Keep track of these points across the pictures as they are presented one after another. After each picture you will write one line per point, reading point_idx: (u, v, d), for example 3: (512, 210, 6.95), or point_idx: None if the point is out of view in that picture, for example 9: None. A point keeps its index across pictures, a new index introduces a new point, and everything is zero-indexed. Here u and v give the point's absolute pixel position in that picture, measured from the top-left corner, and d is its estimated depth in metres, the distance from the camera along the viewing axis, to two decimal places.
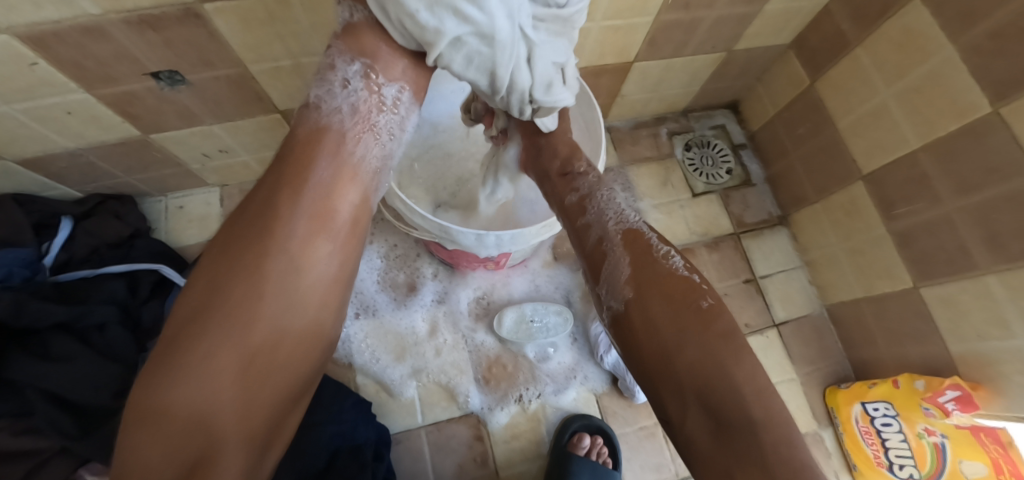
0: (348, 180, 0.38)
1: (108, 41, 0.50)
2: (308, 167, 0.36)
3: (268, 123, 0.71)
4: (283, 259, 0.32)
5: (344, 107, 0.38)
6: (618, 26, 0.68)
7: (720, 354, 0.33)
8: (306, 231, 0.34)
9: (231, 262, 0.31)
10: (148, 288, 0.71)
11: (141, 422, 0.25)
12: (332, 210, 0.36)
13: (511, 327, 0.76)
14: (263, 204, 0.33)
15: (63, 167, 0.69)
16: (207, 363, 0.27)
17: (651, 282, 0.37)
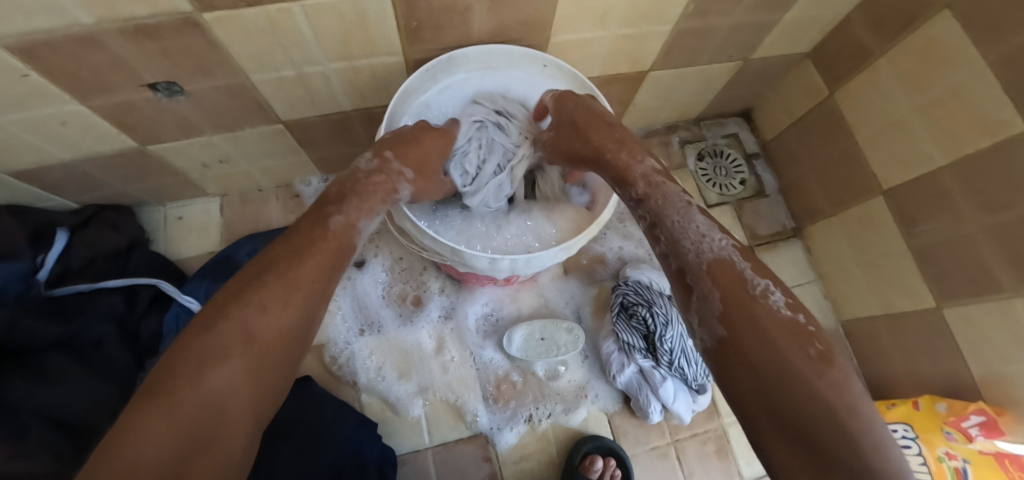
0: (341, 241, 0.41)
1: (102, 51, 0.48)
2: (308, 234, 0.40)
3: (268, 134, 0.68)
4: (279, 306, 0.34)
5: (363, 205, 0.44)
6: (632, 34, 0.64)
7: (815, 376, 0.30)
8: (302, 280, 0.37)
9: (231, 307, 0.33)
10: (148, 301, 0.69)
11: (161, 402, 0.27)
12: (326, 266, 0.39)
13: (519, 344, 0.73)
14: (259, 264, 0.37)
15: (58, 178, 0.66)
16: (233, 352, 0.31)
17: (738, 297, 0.35)
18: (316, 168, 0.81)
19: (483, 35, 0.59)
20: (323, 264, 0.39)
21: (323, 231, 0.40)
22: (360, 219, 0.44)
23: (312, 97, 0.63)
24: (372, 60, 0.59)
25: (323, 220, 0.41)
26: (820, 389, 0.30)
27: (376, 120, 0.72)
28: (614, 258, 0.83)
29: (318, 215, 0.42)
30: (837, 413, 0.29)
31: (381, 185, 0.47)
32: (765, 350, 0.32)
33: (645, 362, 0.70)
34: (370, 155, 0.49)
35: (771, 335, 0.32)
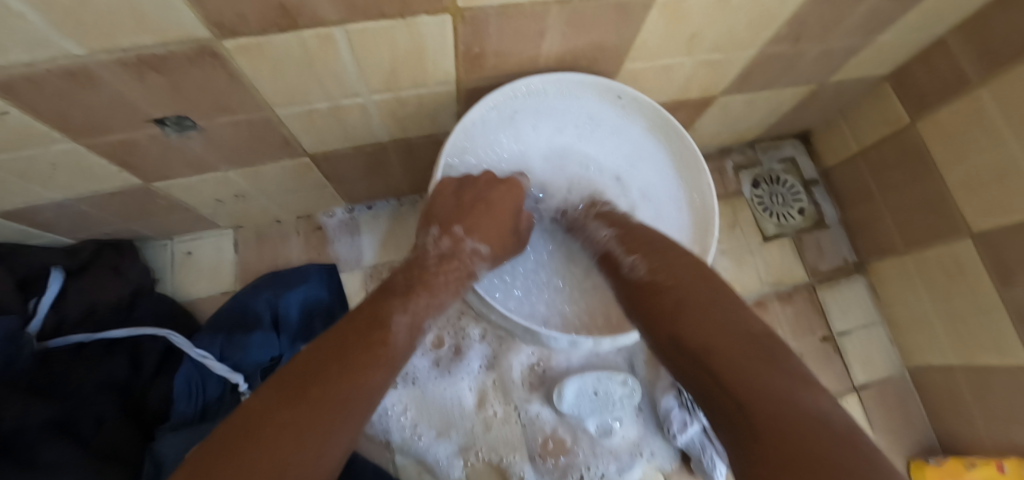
0: (399, 348, 0.36)
1: (98, 87, 0.39)
2: (365, 333, 0.35)
3: (292, 168, 0.60)
4: (324, 433, 0.29)
5: (433, 301, 0.41)
6: (715, 60, 0.57)
7: (766, 383, 0.28)
8: (354, 403, 0.31)
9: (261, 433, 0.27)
10: (155, 360, 0.61)
11: None
12: (380, 380, 0.34)
13: (571, 400, 0.66)
14: (305, 366, 0.31)
15: (50, 217, 0.57)
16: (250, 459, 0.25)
17: (681, 312, 0.35)
18: (343, 199, 0.72)
19: (550, 62, 0.50)
20: (375, 381, 0.33)
21: (382, 332, 0.35)
22: (429, 315, 0.40)
23: (346, 130, 0.55)
24: (419, 91, 0.50)
25: (384, 320, 0.36)
26: (785, 406, 0.27)
27: (414, 151, 0.63)
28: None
29: (378, 309, 0.37)
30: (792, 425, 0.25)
31: (452, 272, 0.43)
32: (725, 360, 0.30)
33: (708, 421, 0.65)
34: (437, 233, 0.45)
35: (722, 347, 0.31)
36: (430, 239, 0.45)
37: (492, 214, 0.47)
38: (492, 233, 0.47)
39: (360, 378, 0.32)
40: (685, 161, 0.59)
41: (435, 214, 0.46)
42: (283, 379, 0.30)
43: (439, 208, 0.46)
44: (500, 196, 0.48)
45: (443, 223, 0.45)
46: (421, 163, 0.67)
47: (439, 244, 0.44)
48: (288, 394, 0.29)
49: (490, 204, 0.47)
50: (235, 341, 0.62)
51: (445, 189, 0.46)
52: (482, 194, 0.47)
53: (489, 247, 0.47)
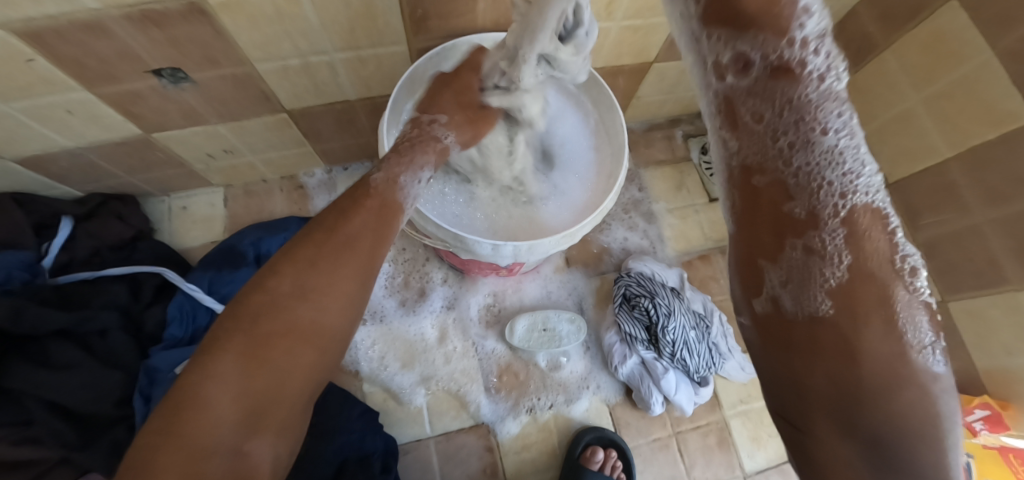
0: (387, 197, 0.43)
1: (109, 38, 0.48)
2: (357, 195, 0.41)
3: (272, 123, 0.68)
4: (332, 262, 0.36)
5: (403, 155, 0.47)
6: (637, 26, 0.65)
7: (910, 365, 0.22)
8: (355, 239, 0.38)
9: (287, 268, 0.35)
10: (151, 292, 0.70)
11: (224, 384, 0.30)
12: (373, 221, 0.40)
13: (522, 335, 0.73)
14: (312, 225, 0.38)
15: (65, 167, 0.67)
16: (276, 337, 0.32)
17: (864, 306, 0.22)
18: (320, 159, 0.81)
19: (487, 24, 0.59)
20: (372, 222, 0.40)
21: (370, 190, 0.42)
22: (398, 168, 0.45)
23: (317, 87, 0.64)
24: (376, 49, 0.59)
25: (366, 183, 0.43)
26: (907, 395, 0.22)
27: (380, 110, 0.72)
28: (618, 249, 0.83)
29: (362, 180, 0.44)
30: (922, 420, 0.22)
31: (415, 137, 0.50)
32: (843, 335, 0.23)
33: (647, 354, 0.70)
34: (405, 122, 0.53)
35: (851, 300, 0.22)
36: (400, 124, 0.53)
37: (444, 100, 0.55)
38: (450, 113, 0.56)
39: (356, 221, 0.39)
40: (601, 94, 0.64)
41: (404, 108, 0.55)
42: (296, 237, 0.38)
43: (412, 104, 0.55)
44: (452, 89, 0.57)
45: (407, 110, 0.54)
46: None
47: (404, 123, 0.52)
48: (302, 243, 0.36)
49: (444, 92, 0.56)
50: (221, 276, 0.71)
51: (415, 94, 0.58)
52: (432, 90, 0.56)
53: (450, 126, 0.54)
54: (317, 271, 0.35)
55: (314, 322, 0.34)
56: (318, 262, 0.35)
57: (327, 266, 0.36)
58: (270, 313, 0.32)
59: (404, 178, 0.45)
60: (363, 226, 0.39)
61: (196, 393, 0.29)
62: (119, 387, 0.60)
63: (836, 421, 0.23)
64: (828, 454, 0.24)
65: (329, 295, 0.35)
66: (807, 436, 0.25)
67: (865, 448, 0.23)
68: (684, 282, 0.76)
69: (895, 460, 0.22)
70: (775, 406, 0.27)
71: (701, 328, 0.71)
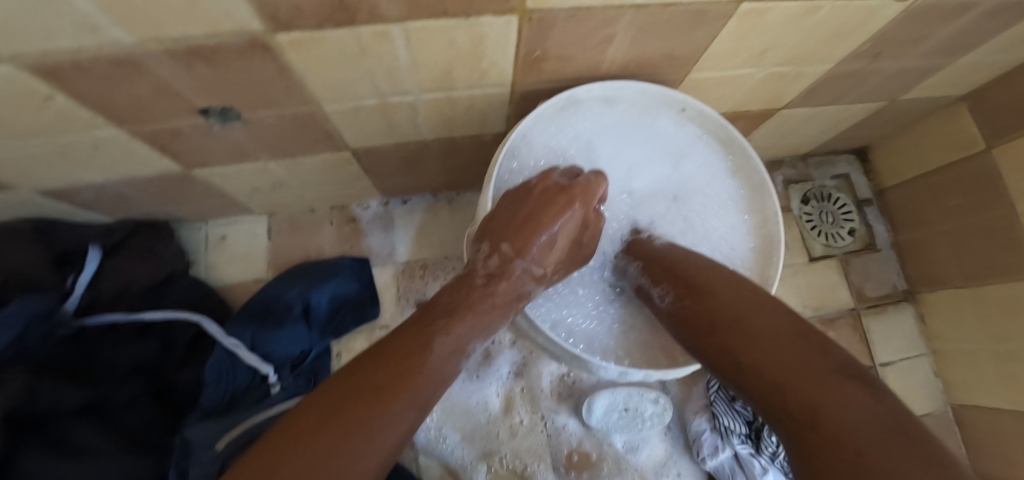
0: (439, 372, 0.35)
1: (144, 75, 0.37)
2: (405, 349, 0.34)
3: (331, 161, 0.58)
4: (352, 457, 0.27)
5: (480, 324, 0.39)
6: (785, 73, 0.52)
7: (829, 394, 0.27)
8: (389, 426, 0.30)
9: (295, 449, 0.26)
10: (185, 348, 0.62)
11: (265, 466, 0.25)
12: (415, 403, 0.32)
13: (600, 415, 0.65)
14: (344, 381, 0.31)
15: (90, 197, 0.57)
16: (346, 421, 0.28)
17: (749, 358, 0.33)
18: (377, 193, 0.71)
19: (612, 68, 0.47)
20: (415, 404, 0.32)
21: (421, 355, 0.34)
22: (475, 338, 0.38)
23: (390, 128, 0.52)
24: (471, 91, 0.47)
25: (429, 339, 0.35)
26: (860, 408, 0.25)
27: (458, 149, 0.61)
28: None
29: (423, 327, 0.36)
30: (853, 417, 0.25)
31: (503, 295, 0.40)
32: (772, 377, 0.31)
33: (743, 449, 0.61)
34: (487, 250, 0.42)
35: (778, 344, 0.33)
36: (479, 255, 0.42)
37: (546, 232, 0.42)
38: (542, 249, 0.42)
39: (395, 401, 0.31)
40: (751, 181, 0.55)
41: (488, 229, 0.42)
42: (321, 397, 0.30)
43: (496, 223, 0.42)
44: (557, 210, 0.43)
45: (493, 239, 0.42)
46: (461, 161, 0.65)
47: (488, 262, 0.41)
48: (324, 412, 0.28)
49: (545, 220, 0.42)
50: (264, 332, 0.62)
51: (503, 202, 0.43)
52: (538, 208, 0.43)
53: (543, 268, 0.43)
54: (334, 466, 0.26)
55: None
56: (336, 456, 0.26)
57: (346, 461, 0.27)
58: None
59: (469, 349, 0.38)
60: (400, 402, 0.31)
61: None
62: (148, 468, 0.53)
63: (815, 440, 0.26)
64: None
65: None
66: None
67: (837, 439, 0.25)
68: None
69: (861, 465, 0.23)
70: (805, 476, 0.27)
71: None
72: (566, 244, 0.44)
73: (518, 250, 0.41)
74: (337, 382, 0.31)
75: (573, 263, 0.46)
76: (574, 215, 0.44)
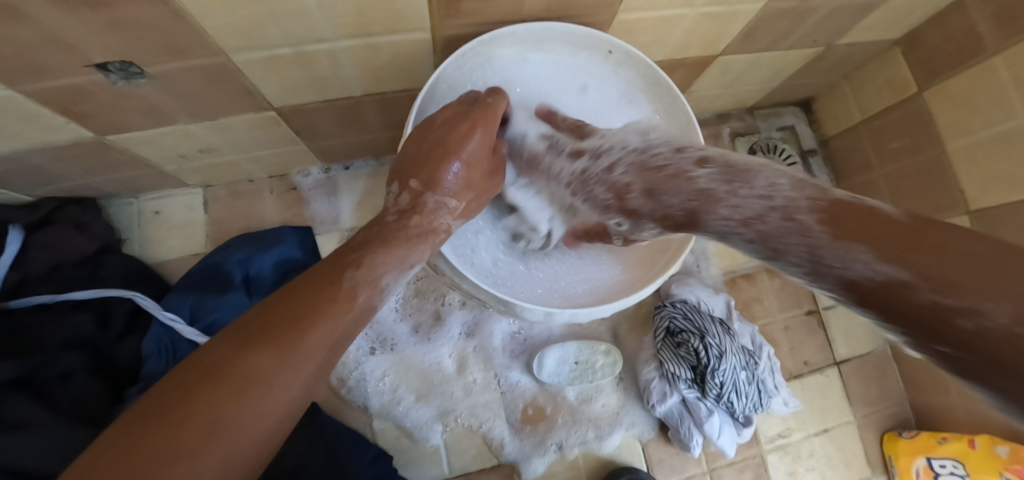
0: (352, 309, 0.34)
1: (23, 22, 0.34)
2: (321, 285, 0.33)
3: (258, 121, 0.56)
4: (258, 394, 0.27)
5: (393, 258, 0.38)
6: (718, 13, 0.52)
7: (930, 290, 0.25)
8: (299, 362, 0.29)
9: (198, 394, 0.25)
10: (123, 320, 0.60)
11: (197, 367, 0.27)
12: (333, 336, 0.32)
13: (552, 369, 0.66)
14: (250, 325, 0.29)
15: (1, 171, 0.53)
16: (270, 327, 0.29)
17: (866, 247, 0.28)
18: (317, 156, 0.69)
19: (535, 8, 0.46)
20: (327, 341, 0.32)
21: (337, 286, 0.33)
22: (387, 273, 0.37)
23: (315, 81, 0.51)
24: (391, 37, 0.46)
25: (340, 272, 0.34)
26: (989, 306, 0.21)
27: (392, 105, 0.60)
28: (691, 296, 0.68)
29: (336, 263, 0.35)
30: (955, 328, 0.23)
31: (417, 229, 0.40)
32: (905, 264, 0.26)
33: (689, 393, 0.63)
34: (398, 189, 0.42)
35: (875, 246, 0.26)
36: (392, 197, 0.43)
37: (454, 160, 0.42)
38: (452, 176, 0.43)
39: (325, 314, 0.31)
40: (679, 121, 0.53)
41: (397, 169, 0.43)
42: (224, 339, 0.28)
43: (402, 160, 0.42)
44: (462, 136, 0.43)
45: (401, 177, 0.42)
46: (399, 120, 0.63)
47: (400, 199, 0.42)
48: (228, 357, 0.27)
49: (453, 148, 0.42)
50: (205, 300, 0.61)
51: (409, 139, 0.43)
52: (443, 137, 0.42)
53: (457, 200, 0.44)
54: (238, 403, 0.26)
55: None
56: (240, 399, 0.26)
57: (252, 399, 0.27)
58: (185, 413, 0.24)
59: (385, 283, 0.37)
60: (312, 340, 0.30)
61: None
62: (87, 445, 0.51)
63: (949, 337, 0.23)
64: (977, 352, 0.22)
65: (244, 439, 0.26)
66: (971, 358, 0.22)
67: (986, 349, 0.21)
68: (732, 310, 0.69)
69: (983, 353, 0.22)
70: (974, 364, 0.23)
71: (750, 367, 0.64)
72: (477, 169, 0.45)
73: (427, 185, 0.42)
74: (243, 323, 0.30)
75: (487, 187, 0.47)
76: (476, 143, 0.44)
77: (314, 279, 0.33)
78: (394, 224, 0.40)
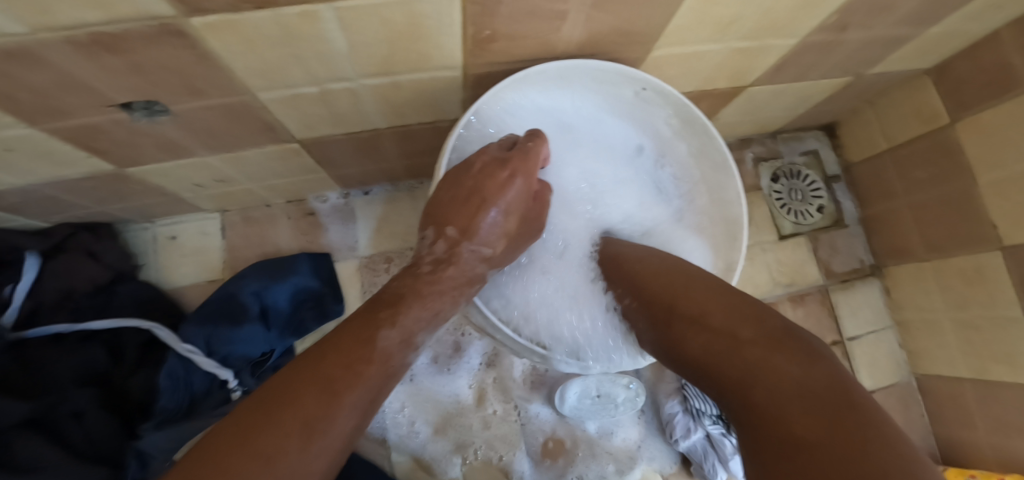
0: (384, 366, 0.33)
1: (45, 69, 0.33)
2: (354, 346, 0.31)
3: (278, 152, 0.55)
4: (292, 468, 0.25)
5: (429, 311, 0.37)
6: (746, 47, 0.51)
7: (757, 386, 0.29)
8: (333, 430, 0.28)
9: (229, 464, 0.24)
10: (136, 353, 0.59)
11: (231, 434, 0.25)
12: (365, 399, 0.30)
13: (572, 402, 0.65)
14: (284, 386, 0.28)
15: (16, 202, 0.52)
16: (305, 390, 0.28)
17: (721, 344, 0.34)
18: (335, 183, 0.68)
19: (568, 46, 0.44)
20: (361, 402, 0.30)
21: (368, 347, 0.32)
22: (422, 329, 0.37)
23: (339, 115, 0.50)
24: (419, 75, 0.44)
25: (371, 333, 0.33)
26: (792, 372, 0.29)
27: (415, 136, 0.58)
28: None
29: (367, 321, 0.34)
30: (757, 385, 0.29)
31: (451, 280, 0.40)
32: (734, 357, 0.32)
33: (714, 429, 0.62)
34: (432, 235, 0.41)
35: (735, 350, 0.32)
36: (425, 243, 0.41)
37: (491, 208, 0.41)
38: (490, 225, 0.41)
39: (359, 375, 0.31)
40: (712, 161, 0.54)
41: (430, 213, 0.41)
42: (255, 407, 0.27)
43: (434, 205, 0.41)
44: (499, 185, 0.41)
45: (436, 223, 0.41)
46: (420, 148, 0.62)
47: (434, 248, 0.41)
48: (263, 422, 0.26)
49: (489, 196, 0.41)
50: (221, 333, 0.59)
51: (444, 181, 0.41)
52: (479, 183, 0.41)
53: (492, 248, 0.42)
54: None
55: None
56: (275, 469, 0.25)
57: (283, 468, 0.25)
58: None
59: (418, 341, 0.37)
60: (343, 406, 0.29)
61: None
62: None
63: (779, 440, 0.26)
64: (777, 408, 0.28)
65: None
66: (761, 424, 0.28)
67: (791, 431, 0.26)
68: None
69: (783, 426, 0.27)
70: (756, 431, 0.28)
71: None
72: (515, 217, 0.43)
73: (465, 232, 0.41)
74: (274, 385, 0.28)
75: (524, 233, 0.45)
76: (514, 190, 0.42)
77: (347, 336, 0.32)
78: (431, 277, 0.39)
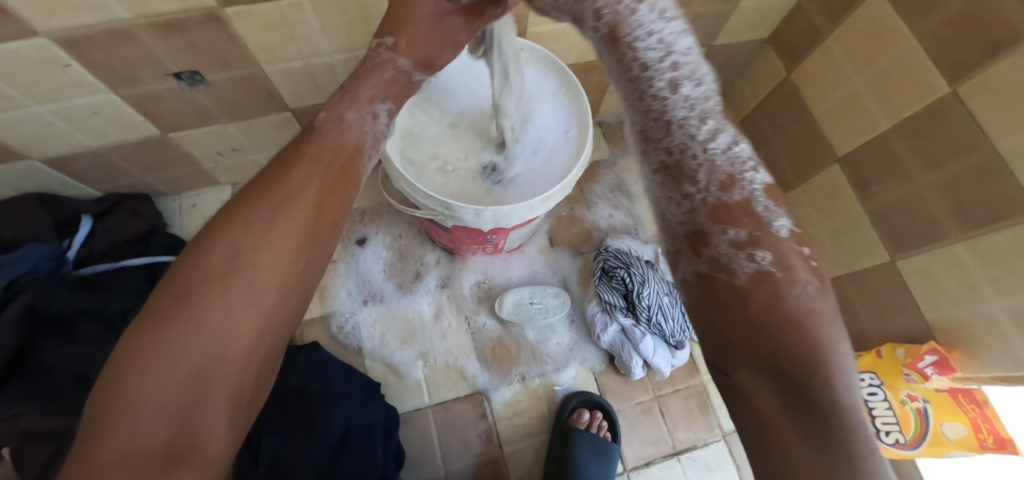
0: (342, 142, 0.39)
1: (136, 43, 0.54)
2: (297, 166, 0.36)
3: (277, 121, 0.76)
4: (260, 228, 0.32)
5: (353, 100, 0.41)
6: None
7: (804, 331, 0.27)
8: (288, 201, 0.34)
9: (220, 232, 0.31)
10: (165, 278, 0.75)
11: (216, 221, 0.32)
12: (323, 182, 0.36)
13: (510, 308, 0.80)
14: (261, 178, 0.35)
15: (86, 166, 0.73)
16: (272, 182, 0.34)
17: (752, 309, 0.29)
18: None
19: None
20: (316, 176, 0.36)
21: (327, 143, 0.39)
22: (346, 108, 0.40)
23: (318, 86, 0.71)
24: (371, 50, 0.67)
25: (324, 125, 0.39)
26: (825, 375, 0.25)
27: None
28: (605, 225, 0.91)
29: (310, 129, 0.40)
30: (813, 351, 0.26)
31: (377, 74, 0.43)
32: (761, 295, 0.29)
33: (626, 321, 0.76)
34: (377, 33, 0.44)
35: (799, 345, 0.26)
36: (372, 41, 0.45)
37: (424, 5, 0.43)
38: (417, 38, 0.43)
39: (316, 166, 0.37)
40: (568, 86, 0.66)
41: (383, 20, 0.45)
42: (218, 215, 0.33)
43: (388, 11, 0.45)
44: None
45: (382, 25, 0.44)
46: None
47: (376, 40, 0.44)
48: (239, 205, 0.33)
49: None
50: None
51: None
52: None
53: (406, 57, 0.44)
54: (245, 235, 0.31)
55: (253, 327, 0.30)
56: (246, 226, 0.32)
57: (246, 231, 0.31)
58: (208, 241, 0.31)
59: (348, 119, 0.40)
60: (285, 218, 0.33)
61: (107, 416, 0.25)
62: None
63: (805, 443, 0.25)
64: (768, 392, 0.27)
65: (255, 273, 0.31)
66: (732, 387, 0.29)
67: (800, 440, 0.25)
68: (658, 256, 0.84)
69: (802, 397, 0.25)
70: (719, 372, 0.30)
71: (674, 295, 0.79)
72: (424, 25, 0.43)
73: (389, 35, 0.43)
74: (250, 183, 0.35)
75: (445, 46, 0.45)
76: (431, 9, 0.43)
77: (306, 151, 0.37)
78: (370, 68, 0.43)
